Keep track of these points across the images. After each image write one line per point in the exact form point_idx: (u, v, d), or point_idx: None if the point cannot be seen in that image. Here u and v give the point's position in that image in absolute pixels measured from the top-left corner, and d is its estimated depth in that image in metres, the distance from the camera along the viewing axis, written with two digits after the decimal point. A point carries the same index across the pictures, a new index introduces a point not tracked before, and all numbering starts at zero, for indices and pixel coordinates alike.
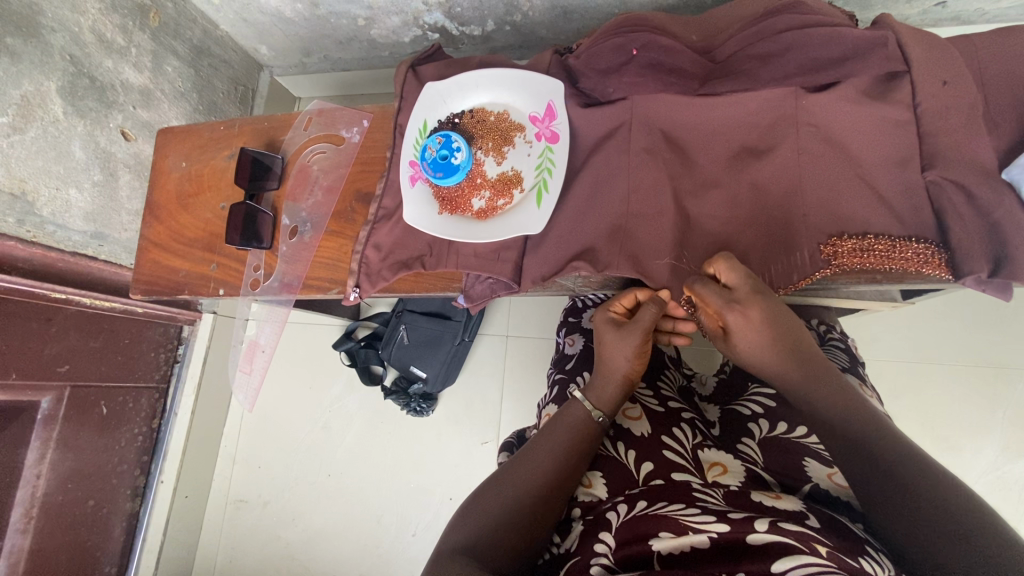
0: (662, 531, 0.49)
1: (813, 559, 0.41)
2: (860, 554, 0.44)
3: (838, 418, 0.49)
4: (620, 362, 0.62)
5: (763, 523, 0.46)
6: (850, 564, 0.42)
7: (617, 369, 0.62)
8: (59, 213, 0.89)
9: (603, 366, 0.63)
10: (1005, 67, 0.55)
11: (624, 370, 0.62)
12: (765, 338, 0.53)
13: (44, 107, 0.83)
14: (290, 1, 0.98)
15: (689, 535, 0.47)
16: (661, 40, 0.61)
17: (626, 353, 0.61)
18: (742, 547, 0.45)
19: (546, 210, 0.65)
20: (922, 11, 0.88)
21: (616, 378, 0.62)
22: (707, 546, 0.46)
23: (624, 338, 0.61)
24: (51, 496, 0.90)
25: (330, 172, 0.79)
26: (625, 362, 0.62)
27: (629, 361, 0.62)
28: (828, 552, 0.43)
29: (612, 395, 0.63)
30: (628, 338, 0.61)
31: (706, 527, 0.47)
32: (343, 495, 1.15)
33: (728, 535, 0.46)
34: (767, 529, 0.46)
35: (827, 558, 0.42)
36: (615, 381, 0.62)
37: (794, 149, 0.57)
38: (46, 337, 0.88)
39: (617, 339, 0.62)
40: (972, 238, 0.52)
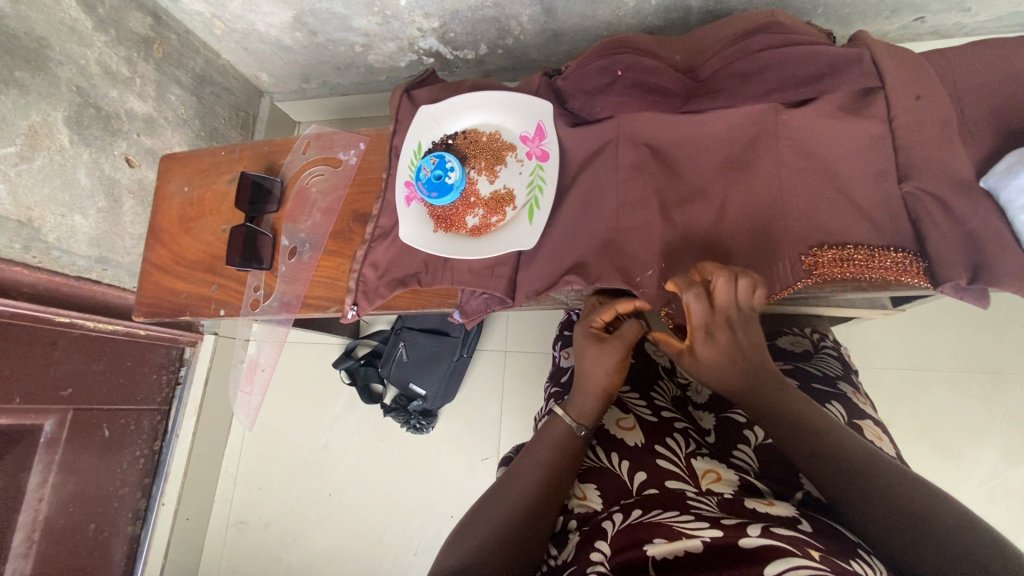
0: (656, 537, 0.50)
1: (805, 562, 0.42)
2: (852, 556, 0.45)
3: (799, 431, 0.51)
4: (600, 379, 0.62)
5: (755, 528, 0.48)
6: (841, 566, 0.42)
7: (595, 383, 0.63)
8: (64, 239, 0.91)
9: (580, 380, 0.64)
10: (977, 81, 0.57)
11: (604, 385, 0.63)
12: (728, 360, 0.55)
13: (51, 136, 0.85)
14: (290, 30, 1.01)
15: (684, 540, 0.48)
16: (644, 61, 0.64)
17: (605, 371, 0.62)
18: (734, 551, 0.46)
19: (538, 226, 0.66)
20: (901, 26, 0.91)
21: (594, 393, 0.62)
22: (700, 550, 0.47)
23: (604, 356, 0.61)
24: (53, 520, 0.90)
25: (328, 194, 0.81)
26: (604, 377, 0.62)
27: (608, 377, 0.62)
28: (821, 556, 0.44)
29: (593, 409, 0.63)
30: (607, 356, 0.61)
31: (700, 531, 0.48)
32: (344, 515, 1.14)
33: (723, 539, 0.47)
34: (760, 533, 0.47)
35: (820, 561, 0.43)
36: (594, 396, 0.63)
37: (775, 163, 0.59)
38: (50, 360, 0.89)
39: (597, 357, 0.62)
40: (949, 247, 0.53)
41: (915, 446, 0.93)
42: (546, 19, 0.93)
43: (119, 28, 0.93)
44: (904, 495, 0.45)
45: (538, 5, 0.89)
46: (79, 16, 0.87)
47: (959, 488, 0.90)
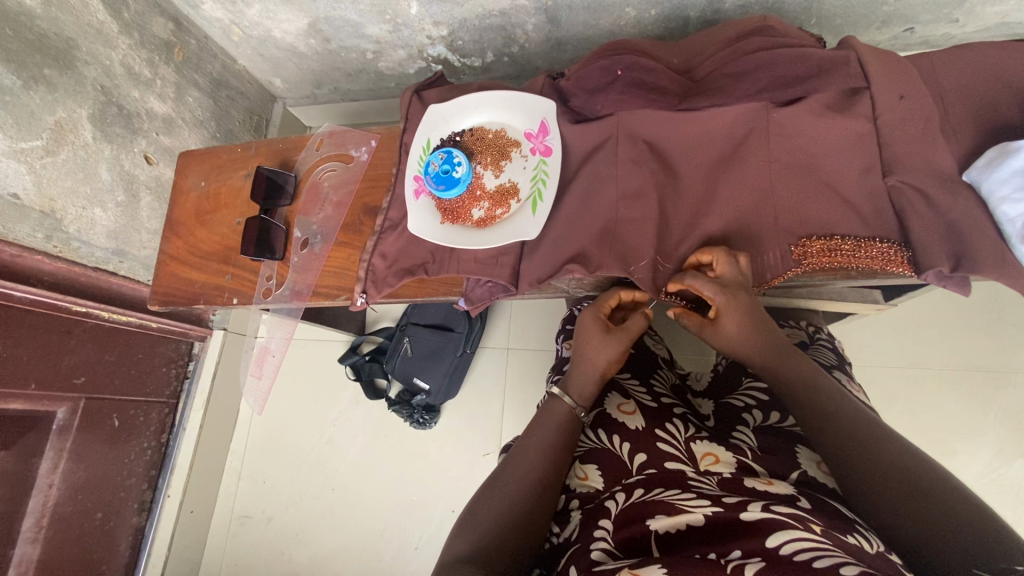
0: (658, 513, 0.52)
1: (803, 534, 0.44)
2: (850, 531, 0.47)
3: (810, 402, 0.56)
4: (601, 363, 0.67)
5: (756, 504, 0.49)
6: (842, 540, 0.44)
7: (598, 364, 0.67)
8: (84, 230, 0.94)
9: (581, 362, 0.68)
10: (958, 82, 0.61)
11: (604, 368, 0.67)
12: (749, 321, 0.60)
13: (75, 132, 0.89)
14: (304, 37, 1.05)
15: (685, 514, 0.50)
16: (642, 61, 0.68)
17: (609, 356, 0.67)
18: (735, 525, 0.47)
19: (541, 217, 0.69)
20: (891, 37, 0.95)
21: (595, 374, 0.66)
22: (701, 524, 0.49)
23: (611, 341, 0.67)
24: (62, 506, 0.92)
25: (339, 189, 0.84)
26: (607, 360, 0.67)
27: (610, 362, 0.67)
28: (823, 530, 0.45)
29: (591, 391, 0.67)
30: (612, 342, 0.67)
31: (700, 507, 0.50)
32: (347, 509, 1.16)
33: (723, 514, 0.49)
34: (761, 508, 0.48)
35: (822, 535, 0.44)
36: (597, 376, 0.67)
37: (766, 158, 0.62)
38: (66, 348, 0.92)
39: (604, 342, 0.67)
40: (933, 237, 0.56)
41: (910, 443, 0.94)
42: (550, 27, 0.97)
43: (142, 32, 0.97)
44: (916, 489, 0.46)
45: (543, 13, 0.93)
46: (106, 19, 0.91)
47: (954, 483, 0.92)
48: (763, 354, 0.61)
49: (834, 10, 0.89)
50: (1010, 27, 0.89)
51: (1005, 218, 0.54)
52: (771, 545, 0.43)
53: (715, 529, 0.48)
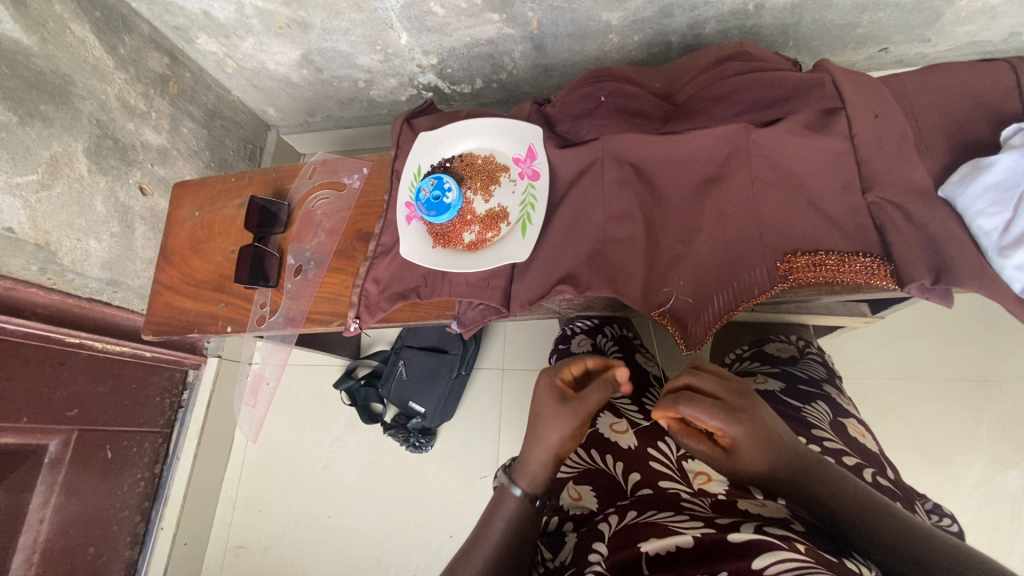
0: (651, 536, 0.51)
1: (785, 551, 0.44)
2: (846, 556, 0.46)
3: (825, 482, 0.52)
4: (555, 438, 0.58)
5: (747, 526, 0.49)
6: (828, 558, 0.44)
7: (544, 446, 0.58)
8: (78, 262, 0.95)
9: (534, 441, 0.59)
10: (929, 101, 0.63)
11: (557, 448, 0.59)
12: None
13: (71, 165, 0.90)
14: (297, 68, 1.08)
15: (675, 536, 0.49)
16: (625, 88, 0.70)
17: (563, 430, 0.58)
18: (722, 545, 0.47)
19: (531, 239, 0.70)
20: (867, 57, 0.98)
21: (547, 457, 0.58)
22: (690, 546, 0.48)
23: (566, 415, 0.59)
24: (53, 541, 0.91)
25: (332, 216, 0.86)
26: (552, 438, 0.58)
27: (564, 439, 0.59)
28: (809, 549, 0.45)
29: (543, 474, 0.58)
30: (567, 419, 0.59)
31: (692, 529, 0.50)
32: (343, 537, 1.14)
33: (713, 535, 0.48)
34: (751, 530, 0.48)
35: (807, 554, 0.44)
36: (542, 458, 0.58)
37: (748, 177, 0.64)
38: (59, 380, 0.92)
39: (558, 415, 0.59)
40: (912, 251, 0.57)
41: (906, 454, 0.95)
42: (536, 54, 1.00)
43: (137, 67, 0.99)
44: (913, 549, 0.45)
45: (529, 41, 0.96)
46: (102, 55, 0.93)
47: (950, 494, 0.92)
48: (791, 480, 0.52)
49: (810, 33, 0.92)
50: (981, 45, 0.92)
51: (981, 231, 0.55)
52: (754, 564, 0.43)
53: (706, 549, 0.47)
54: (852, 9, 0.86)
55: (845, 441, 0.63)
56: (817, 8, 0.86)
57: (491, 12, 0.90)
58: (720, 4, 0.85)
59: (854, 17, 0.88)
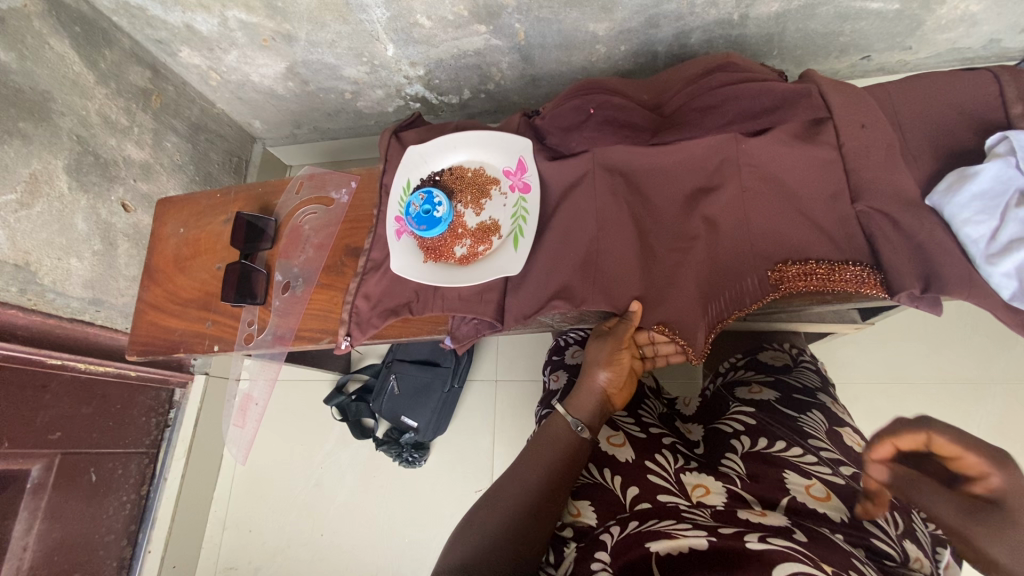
0: (659, 538, 0.52)
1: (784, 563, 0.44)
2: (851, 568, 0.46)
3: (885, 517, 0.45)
4: (597, 373, 0.67)
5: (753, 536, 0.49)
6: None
7: (590, 381, 0.67)
8: (60, 281, 0.92)
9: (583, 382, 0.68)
10: (915, 111, 0.63)
11: (601, 383, 0.67)
12: None
13: (50, 183, 0.88)
14: (282, 80, 1.07)
15: (686, 539, 0.50)
16: (613, 100, 0.70)
17: (601, 363, 0.67)
18: (733, 552, 0.47)
19: (523, 252, 0.70)
20: (850, 65, 0.99)
21: (592, 391, 0.67)
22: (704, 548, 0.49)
23: (602, 349, 0.67)
24: (36, 570, 0.88)
25: (320, 231, 0.84)
26: (598, 371, 0.67)
27: (604, 372, 0.67)
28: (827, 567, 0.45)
29: (590, 407, 0.66)
30: (605, 351, 0.67)
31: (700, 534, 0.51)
32: (337, 555, 1.12)
33: (723, 542, 0.49)
34: (758, 539, 0.49)
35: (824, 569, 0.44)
36: (590, 392, 0.67)
37: (739, 188, 0.64)
38: (40, 403, 0.90)
39: (596, 349, 0.68)
40: (902, 260, 0.58)
41: None
42: (524, 65, 1.00)
43: (119, 81, 0.97)
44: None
45: (516, 52, 0.96)
46: (82, 70, 0.91)
47: None
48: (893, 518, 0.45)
49: (794, 42, 0.93)
50: (961, 52, 0.94)
51: (969, 240, 0.55)
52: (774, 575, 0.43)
53: (711, 555, 0.47)
54: (835, 18, 0.87)
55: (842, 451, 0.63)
56: (801, 17, 0.87)
57: (478, 24, 0.90)
58: (706, 14, 0.85)
59: (837, 25, 0.89)
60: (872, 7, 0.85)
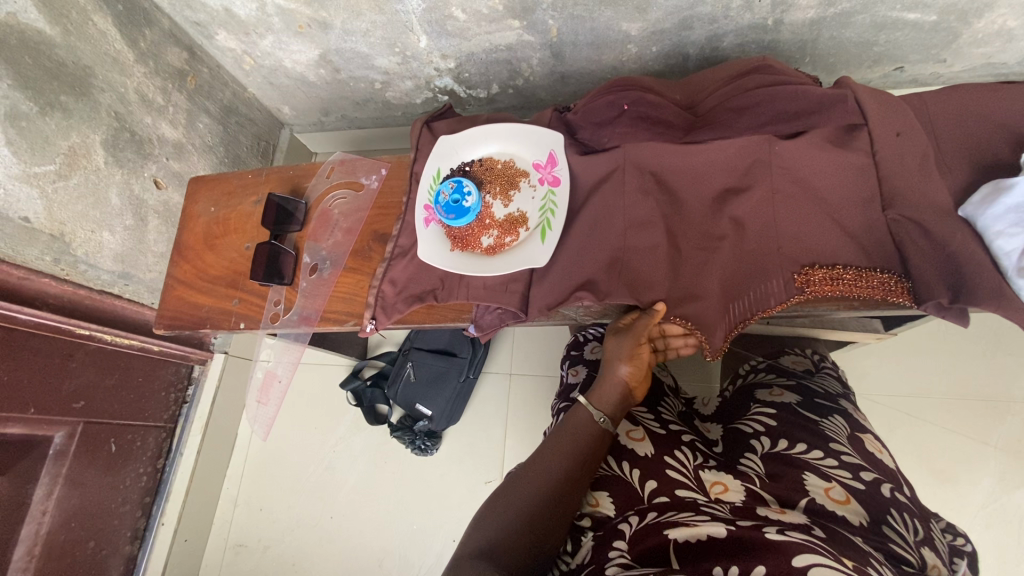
0: (678, 526, 0.52)
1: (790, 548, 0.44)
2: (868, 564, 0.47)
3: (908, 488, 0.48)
4: (616, 366, 0.68)
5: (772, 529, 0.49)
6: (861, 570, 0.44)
7: (612, 375, 0.67)
8: (92, 253, 0.95)
9: (603, 375, 0.69)
10: (950, 120, 0.63)
11: (620, 376, 0.67)
12: None
13: (88, 157, 0.90)
14: (314, 67, 1.08)
15: (707, 527, 0.50)
16: (648, 96, 0.71)
17: (620, 356, 0.67)
18: (753, 542, 0.47)
19: (551, 244, 0.71)
20: (882, 75, 0.99)
21: (614, 385, 0.67)
22: (723, 536, 0.49)
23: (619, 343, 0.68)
24: (54, 534, 0.90)
25: (349, 216, 0.86)
26: (618, 366, 0.67)
27: (623, 366, 0.67)
28: (846, 560, 0.45)
29: (611, 399, 0.67)
30: (623, 344, 0.67)
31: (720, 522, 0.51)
32: (345, 538, 1.14)
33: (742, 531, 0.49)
34: (777, 532, 0.49)
35: (843, 562, 0.44)
36: (610, 384, 0.68)
37: (769, 190, 0.64)
38: (66, 372, 0.92)
39: (614, 343, 0.68)
40: (930, 270, 0.58)
41: (913, 473, 0.95)
42: (554, 62, 1.00)
43: (157, 61, 0.99)
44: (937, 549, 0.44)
45: (548, 49, 0.97)
46: (123, 48, 0.93)
47: (959, 513, 0.92)
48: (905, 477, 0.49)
49: (827, 50, 0.92)
50: (995, 67, 0.93)
51: (1003, 251, 0.55)
52: (794, 564, 0.43)
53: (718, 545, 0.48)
54: (870, 27, 0.87)
55: (863, 454, 0.65)
56: (836, 25, 0.87)
57: (512, 19, 0.90)
58: (740, 18, 0.86)
59: (871, 35, 0.89)
60: (908, 18, 0.85)
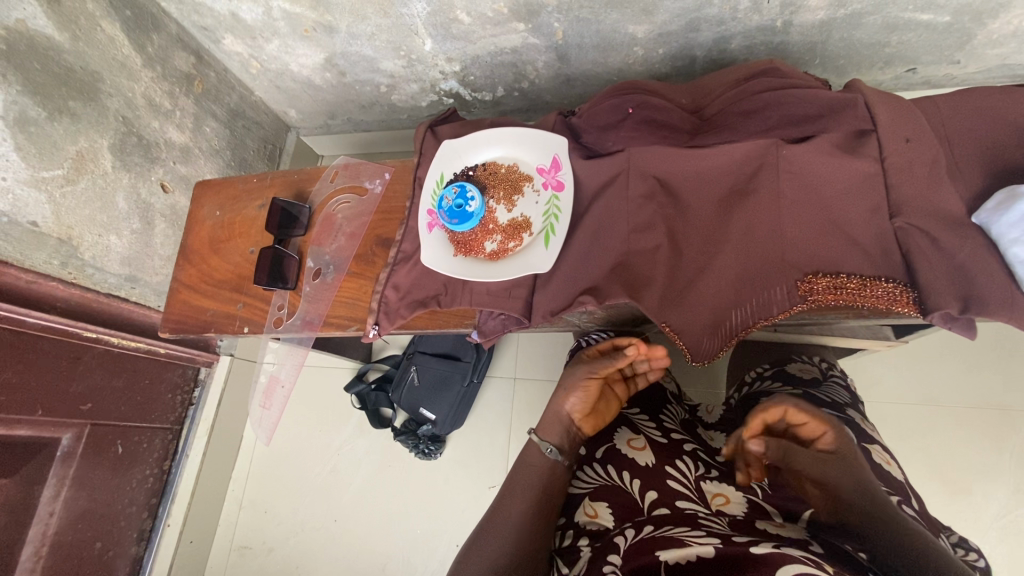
0: (670, 546, 0.50)
1: (794, 562, 0.43)
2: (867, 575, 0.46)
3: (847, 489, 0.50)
4: (568, 399, 0.70)
5: (760, 546, 0.47)
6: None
7: (561, 406, 0.70)
8: (99, 257, 0.95)
9: (553, 407, 0.71)
10: (963, 125, 0.62)
11: (571, 407, 0.70)
12: None
13: (96, 161, 0.91)
14: (321, 71, 1.08)
15: (695, 546, 0.49)
16: (653, 100, 0.70)
17: (573, 388, 0.70)
18: (742, 557, 0.46)
19: (554, 250, 0.70)
20: (894, 77, 0.97)
21: (563, 417, 0.70)
22: (711, 556, 0.47)
23: (575, 376, 0.71)
24: (61, 536, 0.91)
25: (353, 220, 0.86)
26: (568, 396, 0.70)
27: (574, 397, 0.70)
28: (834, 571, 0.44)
29: (559, 430, 0.69)
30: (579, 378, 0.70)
31: (708, 541, 0.49)
32: (348, 542, 1.14)
33: (731, 548, 0.47)
34: (770, 545, 0.47)
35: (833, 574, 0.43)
36: (560, 416, 0.70)
37: (775, 195, 0.62)
38: (73, 374, 0.92)
39: (571, 376, 0.72)
40: (940, 278, 0.56)
41: (925, 483, 0.93)
42: (560, 65, 1.00)
43: (164, 65, 1.00)
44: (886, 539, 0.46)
45: (553, 51, 0.96)
46: (130, 53, 0.94)
47: (971, 525, 0.90)
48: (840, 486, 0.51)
49: (838, 51, 0.91)
50: (1011, 69, 0.91)
51: (1016, 259, 0.54)
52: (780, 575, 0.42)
53: (720, 560, 0.46)
54: (882, 29, 0.85)
55: (868, 465, 0.63)
56: (846, 27, 0.85)
57: (517, 22, 0.90)
58: (748, 20, 0.84)
59: (883, 36, 0.87)
60: (921, 19, 0.83)
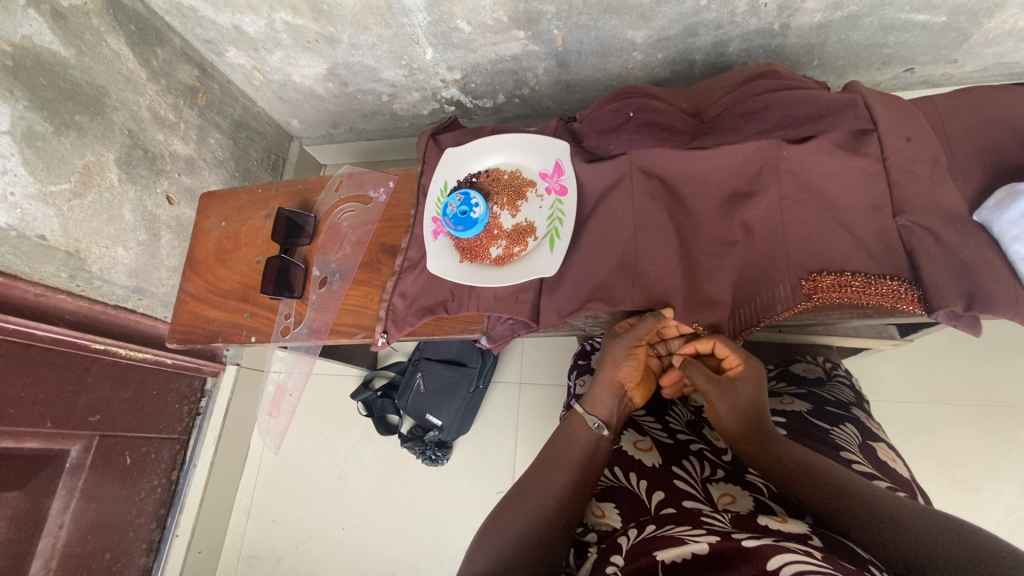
0: (667, 545, 0.50)
1: (794, 556, 0.44)
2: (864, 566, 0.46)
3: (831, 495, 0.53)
4: (614, 370, 0.68)
5: (751, 539, 0.48)
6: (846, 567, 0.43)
7: (607, 377, 0.68)
8: (106, 269, 0.96)
9: (599, 379, 0.69)
10: (963, 123, 0.62)
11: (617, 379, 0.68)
12: None
13: (102, 174, 0.92)
14: (323, 81, 1.09)
15: (689, 544, 0.49)
16: (653, 103, 0.71)
17: (620, 360, 0.67)
18: (736, 551, 0.46)
19: (560, 254, 0.70)
20: (892, 77, 0.98)
21: (611, 390, 0.67)
22: (706, 552, 0.47)
23: (619, 346, 0.68)
24: (71, 547, 0.91)
25: (358, 228, 0.86)
26: (615, 369, 0.68)
27: (619, 368, 0.68)
28: (824, 557, 0.45)
29: (607, 404, 0.67)
30: (623, 349, 0.67)
31: (701, 537, 0.50)
32: (356, 549, 1.14)
33: (725, 544, 0.48)
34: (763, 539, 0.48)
35: (823, 561, 0.44)
36: (606, 389, 0.67)
37: (778, 195, 0.63)
38: (82, 387, 0.93)
39: (613, 347, 0.68)
40: (945, 276, 0.56)
41: (934, 482, 0.93)
42: (560, 71, 1.00)
43: (168, 79, 1.01)
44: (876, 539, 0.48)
45: (553, 58, 0.97)
46: (135, 67, 0.95)
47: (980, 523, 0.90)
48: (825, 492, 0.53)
49: (836, 53, 0.92)
50: (1008, 67, 0.92)
51: (1018, 257, 0.54)
52: (769, 566, 0.42)
53: (717, 556, 0.46)
54: (879, 30, 0.86)
55: (875, 463, 0.64)
56: (843, 28, 0.86)
57: (517, 30, 0.91)
58: (746, 24, 0.85)
59: (880, 37, 0.88)
60: (918, 19, 0.84)
